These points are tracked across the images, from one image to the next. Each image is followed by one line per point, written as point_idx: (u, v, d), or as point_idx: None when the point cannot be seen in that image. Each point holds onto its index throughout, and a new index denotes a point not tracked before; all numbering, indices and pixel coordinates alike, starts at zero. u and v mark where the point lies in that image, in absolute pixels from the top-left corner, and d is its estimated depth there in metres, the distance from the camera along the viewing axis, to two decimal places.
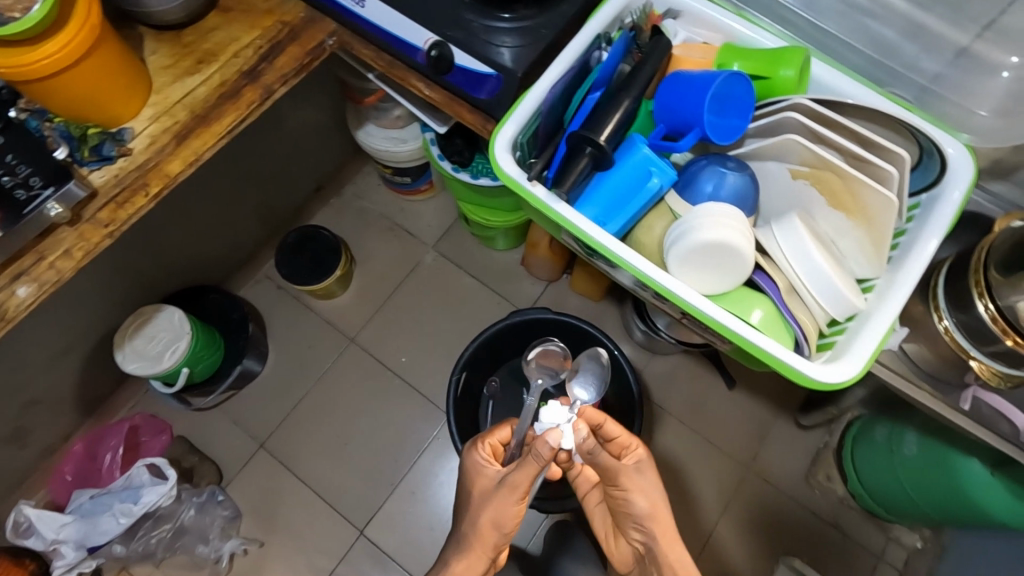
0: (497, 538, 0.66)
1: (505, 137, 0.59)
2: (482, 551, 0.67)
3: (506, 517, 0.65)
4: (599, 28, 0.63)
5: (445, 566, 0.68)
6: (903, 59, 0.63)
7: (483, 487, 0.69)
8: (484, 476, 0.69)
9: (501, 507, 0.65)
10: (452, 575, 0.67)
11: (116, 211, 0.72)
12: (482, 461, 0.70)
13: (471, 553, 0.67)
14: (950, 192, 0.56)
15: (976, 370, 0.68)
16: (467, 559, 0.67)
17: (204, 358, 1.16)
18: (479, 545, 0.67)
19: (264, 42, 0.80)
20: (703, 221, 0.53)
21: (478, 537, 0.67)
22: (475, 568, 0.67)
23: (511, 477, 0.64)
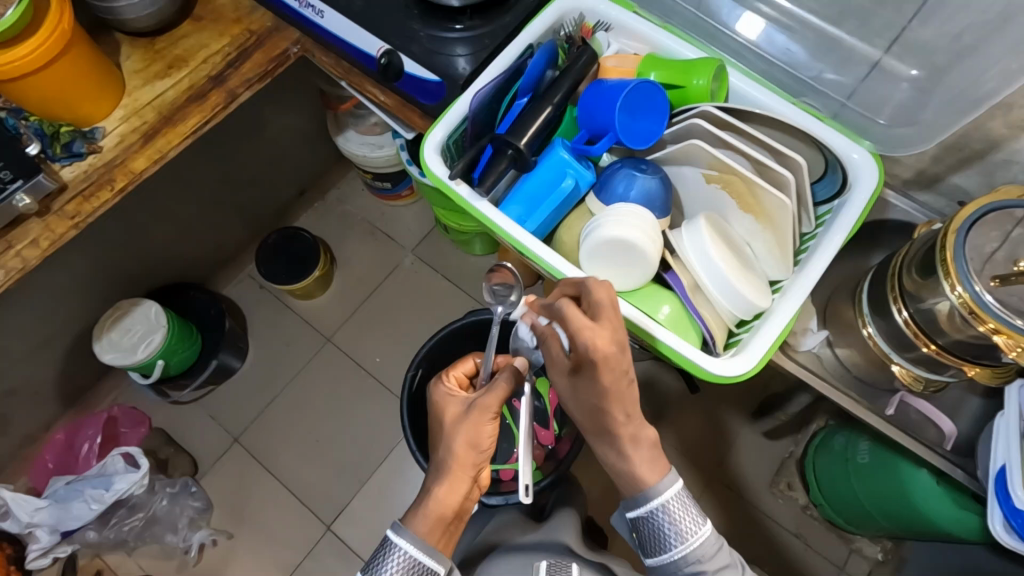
0: (475, 457, 0.65)
1: (433, 140, 0.62)
2: (462, 475, 0.65)
3: (483, 435, 0.65)
4: (529, 38, 0.66)
5: (427, 495, 0.64)
6: (810, 73, 0.66)
7: (452, 414, 0.68)
8: (452, 402, 0.69)
9: (477, 429, 0.65)
10: (436, 500, 0.64)
11: (82, 204, 0.76)
12: (446, 393, 0.71)
13: (452, 477, 0.65)
14: (855, 198, 0.59)
15: (898, 375, 0.70)
16: (448, 486, 0.65)
17: (179, 352, 1.19)
18: (459, 468, 0.65)
19: (232, 50, 0.85)
20: (609, 221, 0.56)
21: (457, 460, 0.65)
22: (457, 494, 0.65)
23: (484, 396, 0.66)
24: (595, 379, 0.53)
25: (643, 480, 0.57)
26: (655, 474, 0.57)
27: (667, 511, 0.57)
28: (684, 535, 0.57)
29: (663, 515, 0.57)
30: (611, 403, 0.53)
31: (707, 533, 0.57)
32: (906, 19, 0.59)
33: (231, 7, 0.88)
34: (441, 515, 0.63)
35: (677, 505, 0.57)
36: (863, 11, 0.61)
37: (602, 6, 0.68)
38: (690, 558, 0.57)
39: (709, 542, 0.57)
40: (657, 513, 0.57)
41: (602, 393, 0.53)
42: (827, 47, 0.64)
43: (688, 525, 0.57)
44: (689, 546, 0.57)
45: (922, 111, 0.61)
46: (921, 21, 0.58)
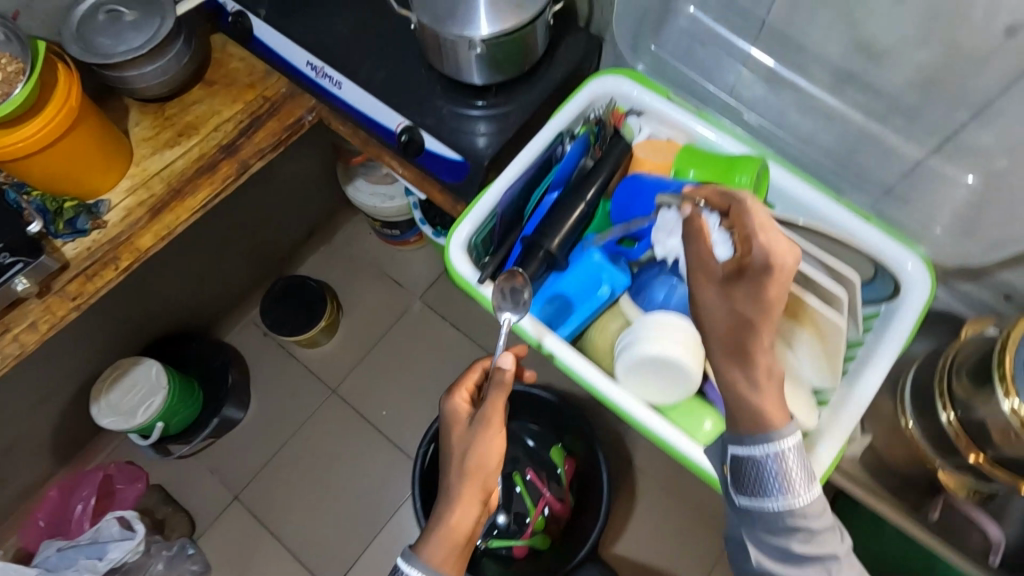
0: (487, 476, 0.57)
1: (461, 235, 0.59)
2: (474, 495, 0.57)
3: (493, 448, 0.58)
4: (561, 124, 0.64)
5: (439, 520, 0.56)
6: (857, 170, 0.60)
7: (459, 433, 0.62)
8: (458, 421, 0.63)
9: (483, 440, 0.58)
10: (449, 525, 0.55)
11: (83, 285, 0.72)
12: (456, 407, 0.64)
13: (461, 494, 0.57)
14: (907, 301, 0.56)
15: (942, 479, 0.65)
16: (461, 507, 0.56)
17: (179, 411, 1.14)
18: (471, 487, 0.57)
19: (244, 117, 0.82)
20: (698, 219, 0.51)
21: (468, 479, 0.57)
22: (470, 518, 0.56)
23: (485, 405, 0.60)
24: (754, 288, 0.46)
25: (767, 417, 0.46)
26: (781, 416, 0.46)
27: (779, 460, 0.45)
28: (800, 522, 0.45)
29: (774, 463, 0.45)
30: (763, 323, 0.46)
31: (827, 531, 0.46)
32: (956, 122, 0.53)
33: (245, 70, 0.85)
34: (453, 540, 0.55)
35: (795, 458, 0.45)
36: (912, 106, 0.55)
37: (635, 91, 0.65)
38: (787, 515, 0.45)
39: (827, 535, 0.46)
40: (767, 460, 0.45)
41: (763, 305, 0.46)
42: (867, 145, 0.58)
43: (798, 489, 0.45)
44: (796, 539, 0.45)
45: (982, 219, 0.55)
46: (981, 123, 0.52)
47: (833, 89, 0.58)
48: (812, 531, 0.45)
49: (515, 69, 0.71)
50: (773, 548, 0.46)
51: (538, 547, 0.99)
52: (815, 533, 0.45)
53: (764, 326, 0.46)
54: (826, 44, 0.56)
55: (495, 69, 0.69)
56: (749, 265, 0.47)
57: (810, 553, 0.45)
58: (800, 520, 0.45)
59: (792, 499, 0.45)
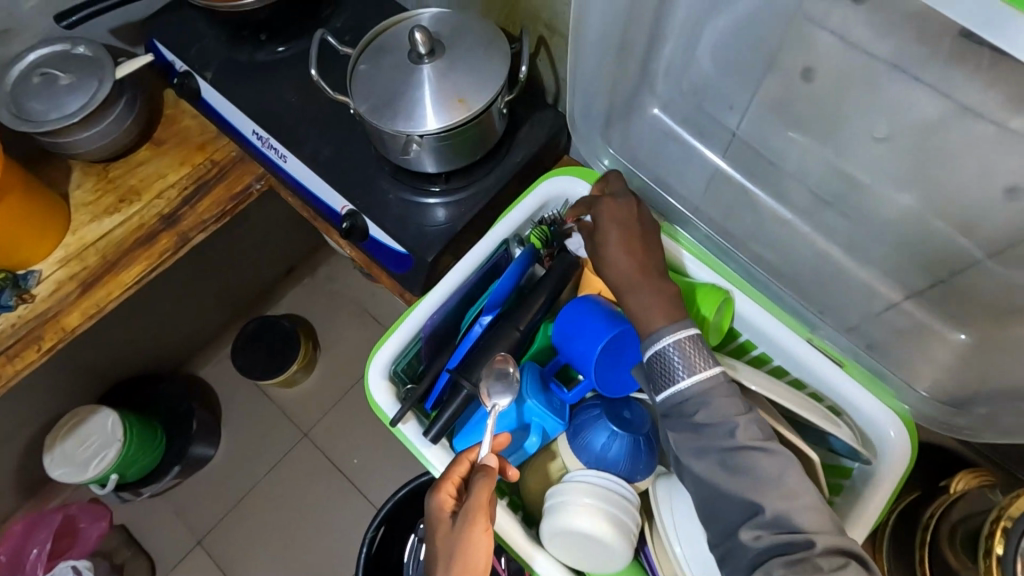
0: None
1: (380, 361, 0.53)
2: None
3: (479, 555, 0.44)
4: (504, 233, 0.58)
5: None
6: (839, 310, 0.52)
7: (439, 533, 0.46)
8: (441, 519, 0.46)
9: (468, 544, 0.44)
10: None
11: (3, 366, 0.68)
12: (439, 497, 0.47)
13: None
14: (881, 475, 0.49)
15: None
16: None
17: (138, 460, 1.11)
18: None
19: (189, 182, 0.77)
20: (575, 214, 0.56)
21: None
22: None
23: (470, 500, 0.45)
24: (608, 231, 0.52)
25: (654, 320, 0.49)
26: (662, 314, 0.48)
27: (680, 348, 0.47)
28: (712, 417, 0.44)
29: (676, 352, 0.47)
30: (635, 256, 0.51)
31: (744, 417, 0.44)
32: (955, 266, 0.44)
33: (196, 130, 0.80)
34: None
35: (693, 345, 0.47)
36: (899, 245, 0.47)
37: None
38: (698, 393, 0.45)
39: (746, 426, 0.44)
40: (667, 352, 0.47)
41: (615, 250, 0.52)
42: (838, 281, 0.51)
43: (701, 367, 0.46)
44: (706, 413, 0.44)
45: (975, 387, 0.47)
46: (975, 277, 0.44)
47: (809, 215, 0.51)
48: (753, 450, 0.43)
49: (471, 156, 0.65)
50: (714, 465, 0.43)
51: None
52: (752, 445, 0.43)
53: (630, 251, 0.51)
54: (803, 164, 0.49)
55: (447, 158, 0.63)
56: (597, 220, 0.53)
57: (739, 445, 0.43)
58: (714, 402, 0.45)
59: (697, 371, 0.46)
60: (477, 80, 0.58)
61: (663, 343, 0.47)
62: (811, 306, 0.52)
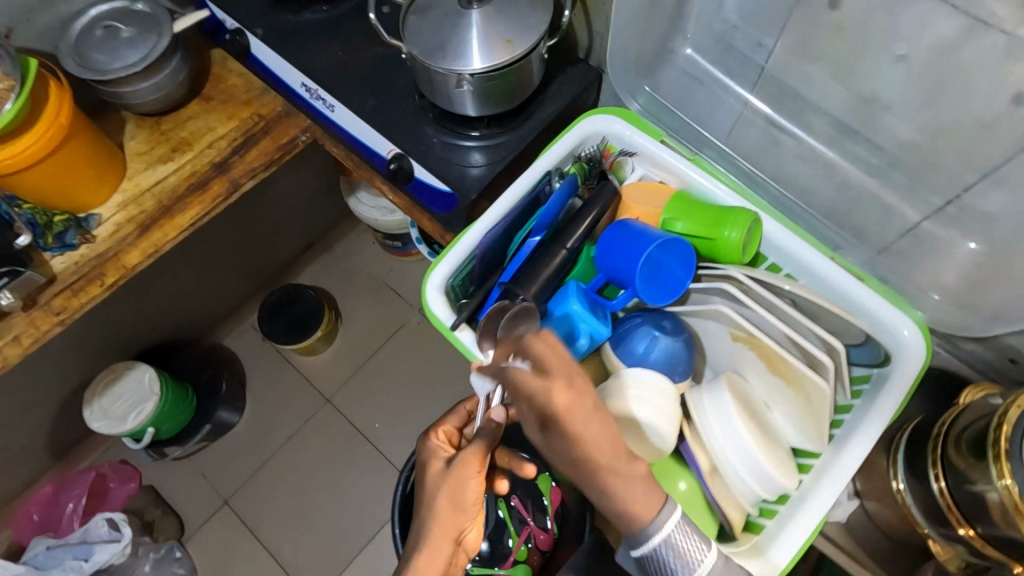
0: (458, 521, 0.56)
1: (438, 276, 0.57)
2: (444, 540, 0.55)
3: (468, 492, 0.57)
4: (548, 164, 0.62)
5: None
6: (857, 228, 0.57)
7: (435, 468, 0.61)
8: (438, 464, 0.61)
9: (458, 485, 0.57)
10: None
11: (68, 300, 0.72)
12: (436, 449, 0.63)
13: (432, 544, 0.55)
14: (899, 370, 0.53)
15: (931, 547, 0.62)
16: (426, 557, 0.55)
17: (171, 418, 1.15)
18: (440, 531, 0.56)
19: (238, 134, 0.82)
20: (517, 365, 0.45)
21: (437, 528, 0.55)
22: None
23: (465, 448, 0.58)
24: (564, 432, 0.42)
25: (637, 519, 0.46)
26: (649, 509, 0.46)
27: (671, 546, 0.46)
28: None
29: (668, 552, 0.46)
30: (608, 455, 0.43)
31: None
32: (963, 183, 0.50)
33: (242, 87, 0.85)
34: None
35: (680, 534, 0.46)
36: (917, 166, 0.52)
37: (628, 132, 0.63)
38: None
39: None
40: (661, 553, 0.46)
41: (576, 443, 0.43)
42: (860, 202, 0.56)
43: (694, 556, 0.47)
44: None
45: (988, 292, 0.51)
46: (984, 189, 0.49)
47: (831, 142, 0.56)
48: None
49: (508, 102, 0.69)
50: None
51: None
52: None
53: (595, 447, 0.43)
54: (825, 95, 0.54)
55: (489, 102, 0.68)
56: (547, 415, 0.42)
57: None
58: None
59: (693, 572, 0.46)
60: (522, 25, 0.63)
61: (653, 545, 0.46)
62: (832, 230, 0.58)
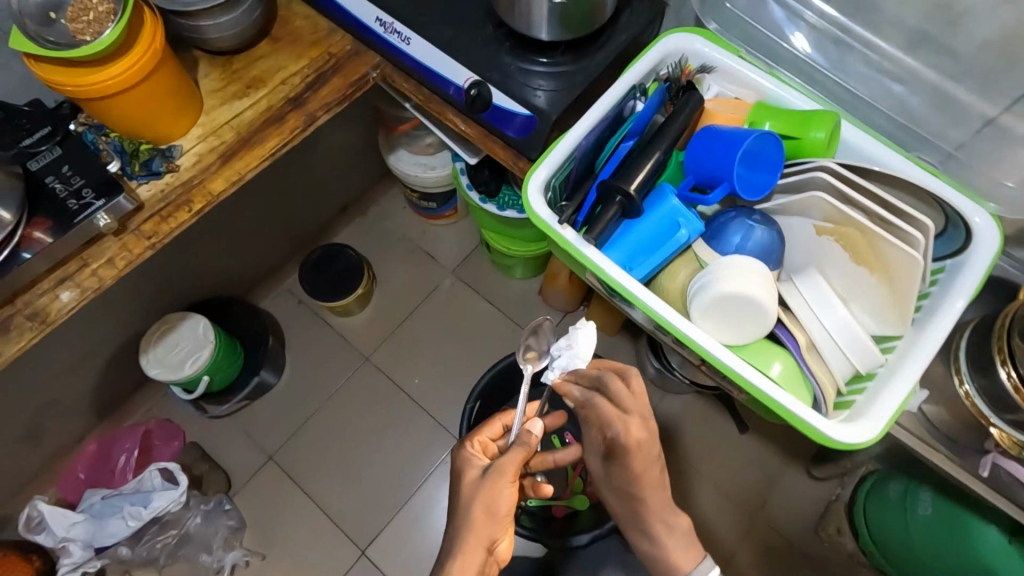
0: (491, 526, 0.59)
1: (537, 179, 0.61)
2: (478, 544, 0.58)
3: (501, 502, 0.59)
4: (634, 79, 0.65)
5: (441, 570, 0.58)
6: (932, 128, 0.63)
7: (471, 477, 0.62)
8: (472, 468, 0.63)
9: (492, 495, 0.59)
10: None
11: (159, 225, 0.75)
12: (471, 454, 0.65)
13: (466, 545, 0.58)
14: (977, 254, 0.57)
15: (995, 436, 0.67)
16: (464, 558, 0.58)
17: (224, 368, 1.17)
18: (476, 537, 0.58)
19: (310, 72, 0.84)
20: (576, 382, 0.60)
21: (472, 531, 0.58)
22: (472, 569, 0.58)
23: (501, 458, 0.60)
24: (626, 465, 0.57)
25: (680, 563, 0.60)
26: (690, 560, 0.60)
27: None
28: None
29: None
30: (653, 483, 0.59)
31: None
32: None
33: (310, 28, 0.86)
34: None
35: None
36: (987, 72, 0.58)
37: (708, 49, 0.67)
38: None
39: None
40: None
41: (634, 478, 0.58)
42: (939, 103, 0.62)
43: None
44: None
45: None
46: None
47: (907, 50, 0.61)
48: None
49: (584, 29, 0.72)
50: None
51: (578, 508, 1.02)
52: None
53: (648, 488, 0.58)
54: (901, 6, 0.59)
55: (567, 28, 0.71)
56: (619, 445, 0.57)
57: None
58: None
59: None
60: None
61: None
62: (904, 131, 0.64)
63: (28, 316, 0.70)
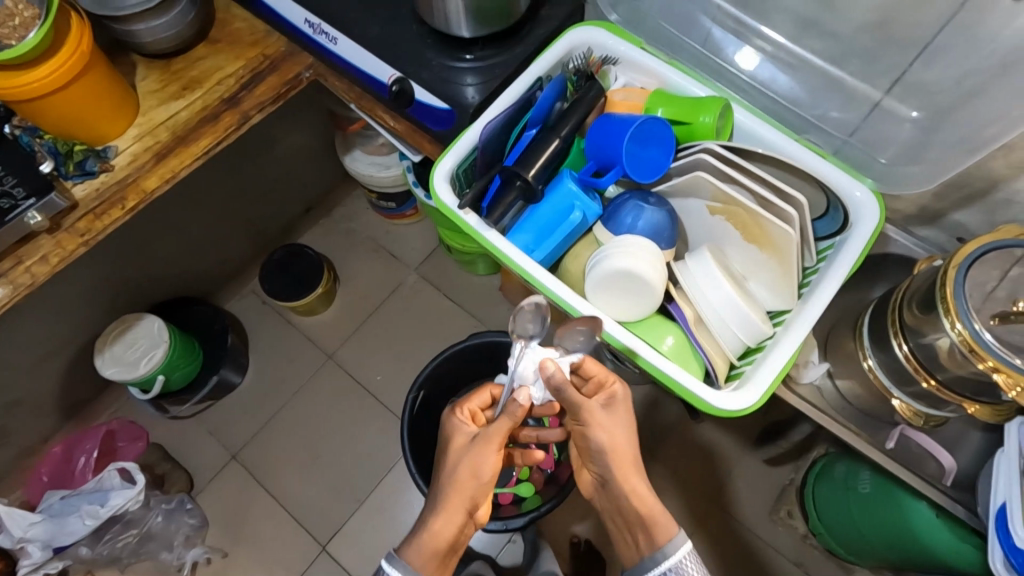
0: (475, 490, 0.59)
1: (444, 168, 0.64)
2: (461, 505, 0.58)
3: (486, 466, 0.59)
4: (539, 70, 0.68)
5: (422, 527, 0.58)
6: (816, 111, 0.66)
7: (458, 443, 0.62)
8: (461, 434, 0.63)
9: (476, 460, 0.59)
10: (430, 533, 0.57)
11: (92, 222, 0.78)
12: (460, 421, 0.65)
13: (447, 505, 0.58)
14: (858, 232, 0.60)
15: (898, 409, 0.69)
16: (446, 516, 0.58)
17: (181, 366, 1.20)
18: (458, 498, 0.58)
19: (245, 72, 0.87)
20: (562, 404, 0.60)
21: (457, 490, 0.58)
22: (451, 527, 0.58)
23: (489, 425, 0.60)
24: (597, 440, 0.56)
25: (654, 536, 0.54)
26: (666, 533, 0.53)
27: (680, 571, 0.53)
28: None
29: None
30: (632, 441, 0.56)
31: None
32: (905, 61, 0.59)
33: (247, 30, 0.89)
34: (435, 549, 0.57)
35: (690, 562, 0.53)
36: (868, 52, 0.61)
37: (611, 41, 0.70)
38: None
39: None
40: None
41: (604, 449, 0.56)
42: (828, 86, 0.65)
43: None
44: None
45: (925, 152, 0.61)
46: (923, 64, 0.58)
47: (795, 37, 0.64)
48: None
49: (500, 24, 0.75)
50: None
51: (524, 495, 1.05)
52: None
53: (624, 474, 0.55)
54: None
55: (483, 24, 0.74)
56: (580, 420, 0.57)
57: None
58: None
59: None
60: None
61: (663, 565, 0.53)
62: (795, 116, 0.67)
63: None
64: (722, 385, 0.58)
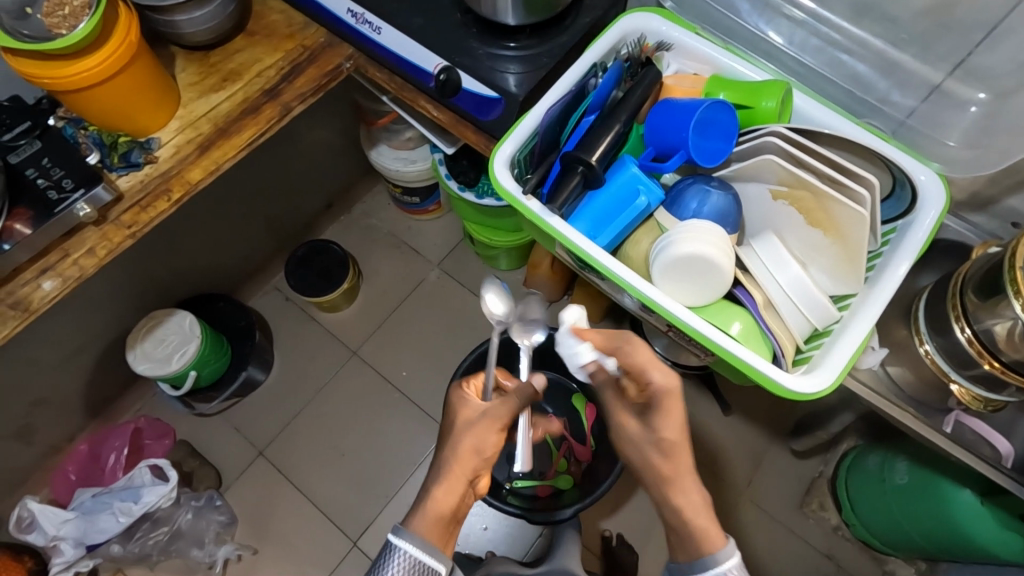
0: (476, 462, 0.62)
1: (503, 154, 0.64)
2: (461, 476, 0.61)
3: (489, 442, 0.63)
4: (594, 57, 0.68)
5: (427, 495, 0.61)
6: (877, 93, 0.66)
7: (464, 418, 0.66)
8: (466, 407, 0.67)
9: (482, 435, 0.63)
10: (434, 501, 0.60)
11: (138, 214, 0.77)
12: (463, 396, 0.68)
13: (450, 476, 0.61)
14: (926, 213, 0.60)
15: (955, 394, 0.69)
16: (447, 485, 0.61)
17: (211, 362, 1.19)
18: (459, 469, 0.62)
19: (285, 64, 0.86)
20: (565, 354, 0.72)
21: (459, 459, 0.62)
22: (456, 495, 0.61)
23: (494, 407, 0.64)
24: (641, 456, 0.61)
25: (707, 542, 0.57)
26: (719, 538, 0.57)
27: None
28: None
29: None
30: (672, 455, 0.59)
31: None
32: (972, 42, 0.59)
33: (284, 22, 0.88)
34: (440, 514, 0.60)
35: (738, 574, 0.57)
36: (927, 36, 0.61)
37: (666, 27, 0.69)
38: None
39: None
40: None
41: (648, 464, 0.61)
42: (887, 70, 0.64)
43: None
44: None
45: (990, 135, 0.60)
46: (988, 46, 0.58)
47: (853, 21, 0.64)
48: None
49: (547, 12, 0.74)
50: None
51: (562, 487, 1.07)
52: None
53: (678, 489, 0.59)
54: None
55: (531, 13, 0.73)
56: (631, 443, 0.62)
57: None
58: None
59: None
60: None
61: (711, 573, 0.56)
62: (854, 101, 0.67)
63: (11, 305, 0.72)
64: (792, 369, 0.58)
